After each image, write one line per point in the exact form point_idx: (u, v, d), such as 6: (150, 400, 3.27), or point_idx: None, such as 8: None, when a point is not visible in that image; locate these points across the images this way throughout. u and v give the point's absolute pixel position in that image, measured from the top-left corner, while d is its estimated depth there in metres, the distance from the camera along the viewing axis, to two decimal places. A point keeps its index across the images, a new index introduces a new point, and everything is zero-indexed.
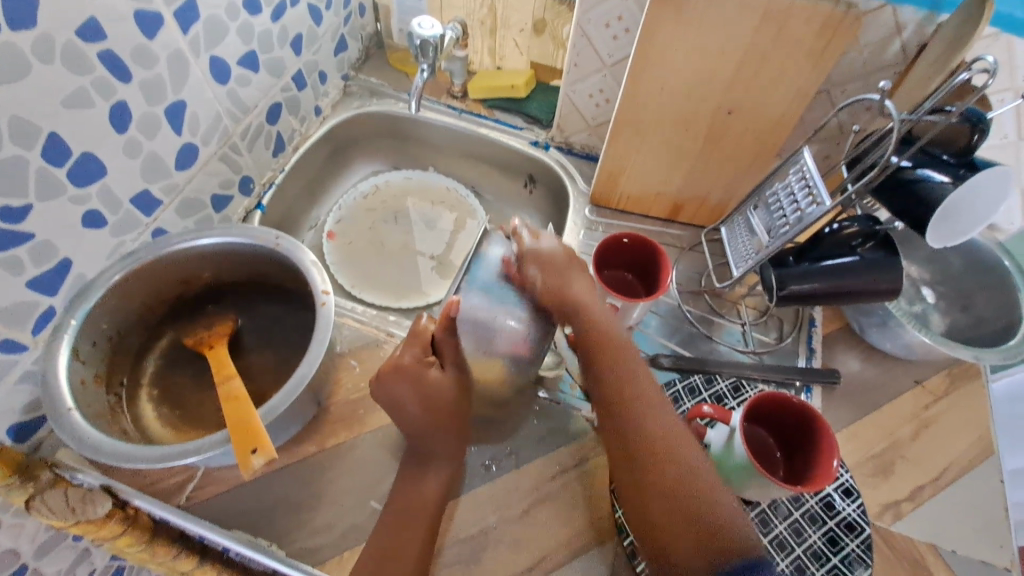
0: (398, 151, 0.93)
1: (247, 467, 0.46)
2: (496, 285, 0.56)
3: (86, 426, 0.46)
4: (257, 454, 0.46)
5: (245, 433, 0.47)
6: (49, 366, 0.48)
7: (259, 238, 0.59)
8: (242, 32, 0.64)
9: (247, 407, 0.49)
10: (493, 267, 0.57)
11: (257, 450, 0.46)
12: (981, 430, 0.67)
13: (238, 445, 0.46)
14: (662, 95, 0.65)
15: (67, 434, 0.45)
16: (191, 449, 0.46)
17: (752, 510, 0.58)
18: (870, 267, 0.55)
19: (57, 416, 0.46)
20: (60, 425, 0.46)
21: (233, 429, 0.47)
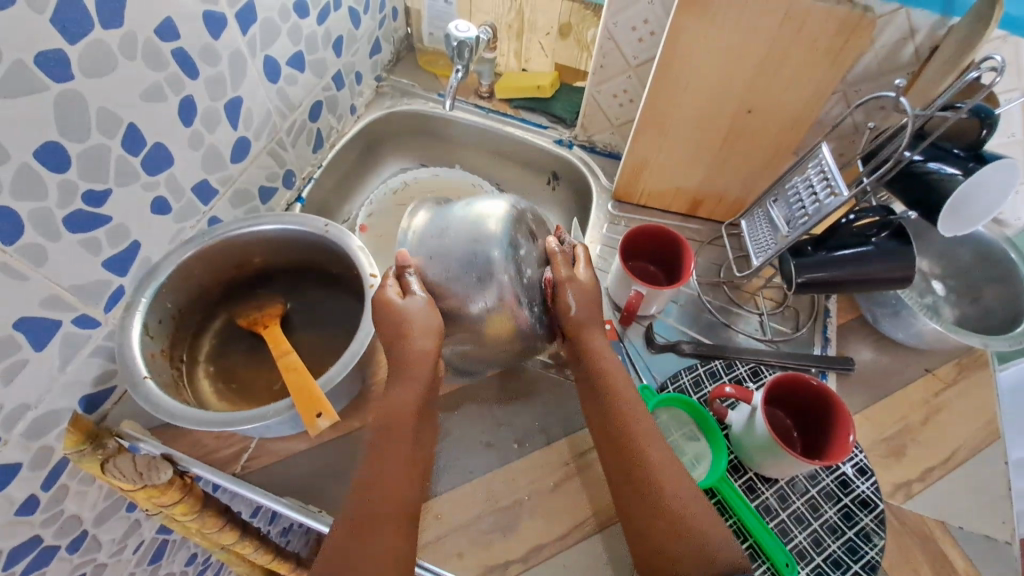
0: (427, 149, 0.96)
1: (314, 427, 0.52)
2: (443, 232, 0.51)
3: (160, 392, 0.51)
4: (322, 417, 0.52)
5: (308, 399, 0.53)
6: (125, 340, 0.52)
7: (309, 225, 0.63)
8: (291, 34, 0.68)
9: (307, 377, 0.55)
10: (431, 223, 0.52)
11: (322, 414, 0.52)
12: (989, 415, 0.70)
13: (303, 408, 0.52)
14: (686, 95, 0.69)
15: (146, 401, 0.50)
16: (253, 416, 0.51)
17: (771, 486, 0.61)
18: (883, 255, 0.58)
19: (134, 384, 0.51)
20: (138, 392, 0.50)
21: (297, 395, 0.53)
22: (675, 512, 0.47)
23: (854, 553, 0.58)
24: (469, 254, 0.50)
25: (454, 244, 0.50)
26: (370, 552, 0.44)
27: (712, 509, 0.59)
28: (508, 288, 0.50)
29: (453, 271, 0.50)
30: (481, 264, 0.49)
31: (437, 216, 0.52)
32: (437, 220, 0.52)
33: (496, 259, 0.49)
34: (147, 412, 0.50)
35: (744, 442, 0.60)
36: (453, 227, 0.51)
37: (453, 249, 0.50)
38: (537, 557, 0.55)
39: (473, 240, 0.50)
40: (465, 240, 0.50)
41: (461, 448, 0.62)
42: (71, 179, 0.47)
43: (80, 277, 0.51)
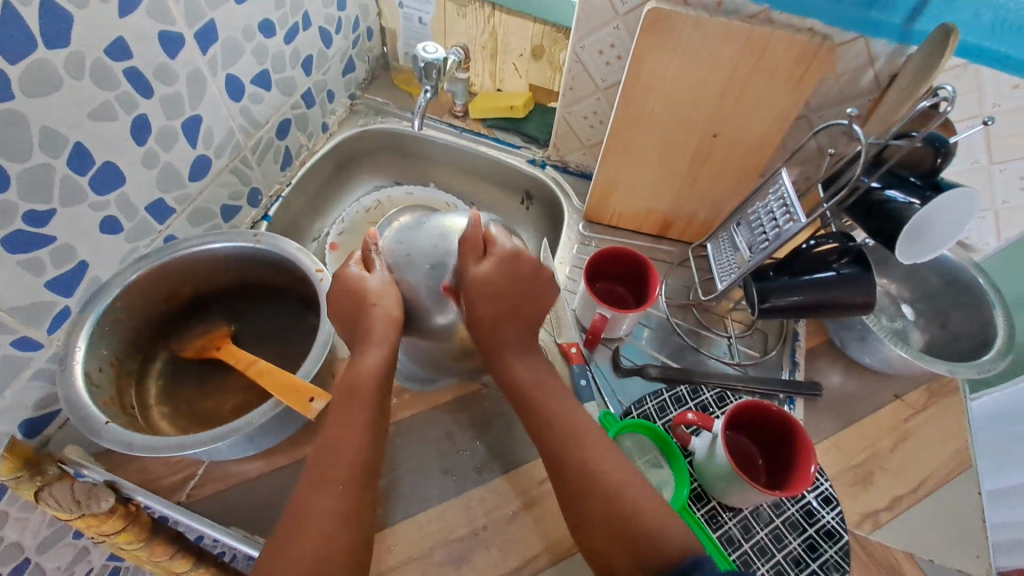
0: (399, 166, 0.96)
1: (310, 412, 0.50)
2: (411, 230, 0.56)
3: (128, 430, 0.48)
4: (316, 400, 0.51)
5: (292, 392, 0.51)
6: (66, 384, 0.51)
7: (237, 241, 0.61)
8: (256, 53, 0.68)
9: (286, 373, 0.53)
10: (404, 225, 0.58)
11: (315, 397, 0.51)
12: (959, 444, 0.69)
13: (293, 400, 0.51)
14: (650, 118, 0.69)
15: (114, 441, 0.47)
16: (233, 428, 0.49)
17: (734, 516, 0.60)
18: (845, 283, 0.58)
19: (95, 430, 0.48)
20: (101, 436, 0.47)
21: (282, 393, 0.52)
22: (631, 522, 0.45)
23: None
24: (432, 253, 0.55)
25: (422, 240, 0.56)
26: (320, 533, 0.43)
27: None
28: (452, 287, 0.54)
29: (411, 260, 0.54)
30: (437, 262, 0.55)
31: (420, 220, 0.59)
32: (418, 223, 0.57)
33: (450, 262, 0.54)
34: (118, 451, 0.47)
35: (708, 471, 0.59)
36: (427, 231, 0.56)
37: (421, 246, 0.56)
38: None
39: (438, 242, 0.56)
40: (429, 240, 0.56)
41: (417, 476, 0.60)
42: (10, 200, 0.46)
43: (21, 299, 0.49)
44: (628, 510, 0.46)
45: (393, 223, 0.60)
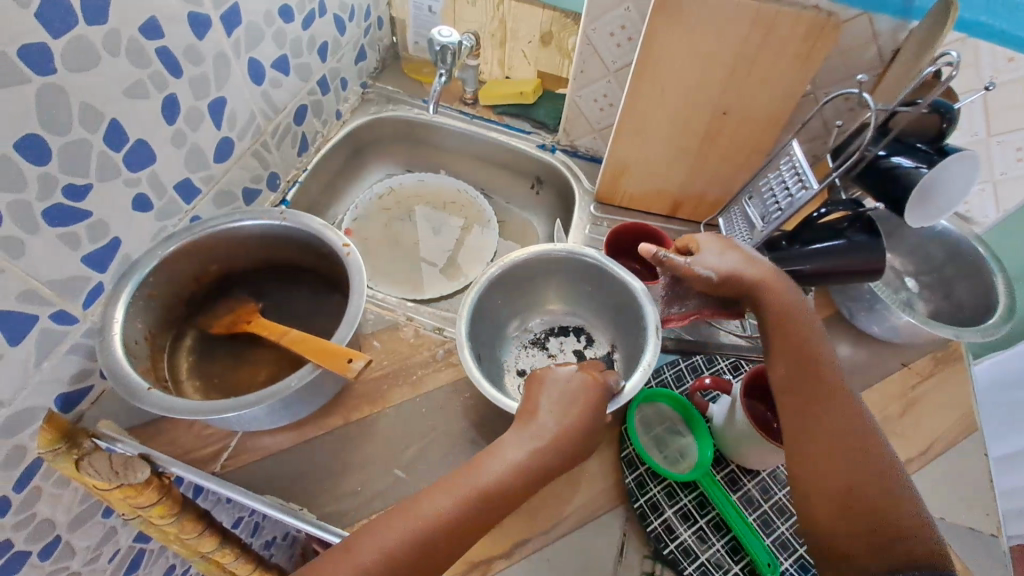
0: (412, 155, 0.99)
1: (348, 371, 0.51)
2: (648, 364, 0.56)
3: (170, 396, 0.49)
4: (354, 360, 0.51)
5: (329, 355, 0.52)
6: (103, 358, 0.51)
7: (263, 217, 0.62)
8: (275, 38, 0.70)
9: (318, 338, 0.54)
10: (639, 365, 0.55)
11: (352, 358, 0.51)
12: (964, 409, 0.71)
13: (333, 362, 0.51)
14: (662, 96, 0.71)
15: (155, 406, 0.49)
16: (268, 393, 0.51)
17: (752, 478, 0.61)
18: (855, 250, 0.59)
19: (138, 396, 0.49)
20: (144, 402, 0.49)
21: (319, 356, 0.52)
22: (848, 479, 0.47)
23: None
24: (609, 340, 0.70)
25: (609, 325, 0.70)
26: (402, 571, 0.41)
27: (694, 502, 0.58)
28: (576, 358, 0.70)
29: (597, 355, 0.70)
30: (603, 349, 0.70)
31: (616, 288, 0.65)
32: (634, 311, 0.64)
33: (553, 305, 0.73)
34: (161, 417, 0.49)
35: (726, 434, 0.60)
36: (559, 270, 0.69)
37: (608, 333, 0.70)
38: (521, 552, 0.55)
39: (588, 311, 0.72)
40: (600, 325, 0.71)
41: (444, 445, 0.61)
42: (51, 173, 0.47)
43: (59, 273, 0.50)
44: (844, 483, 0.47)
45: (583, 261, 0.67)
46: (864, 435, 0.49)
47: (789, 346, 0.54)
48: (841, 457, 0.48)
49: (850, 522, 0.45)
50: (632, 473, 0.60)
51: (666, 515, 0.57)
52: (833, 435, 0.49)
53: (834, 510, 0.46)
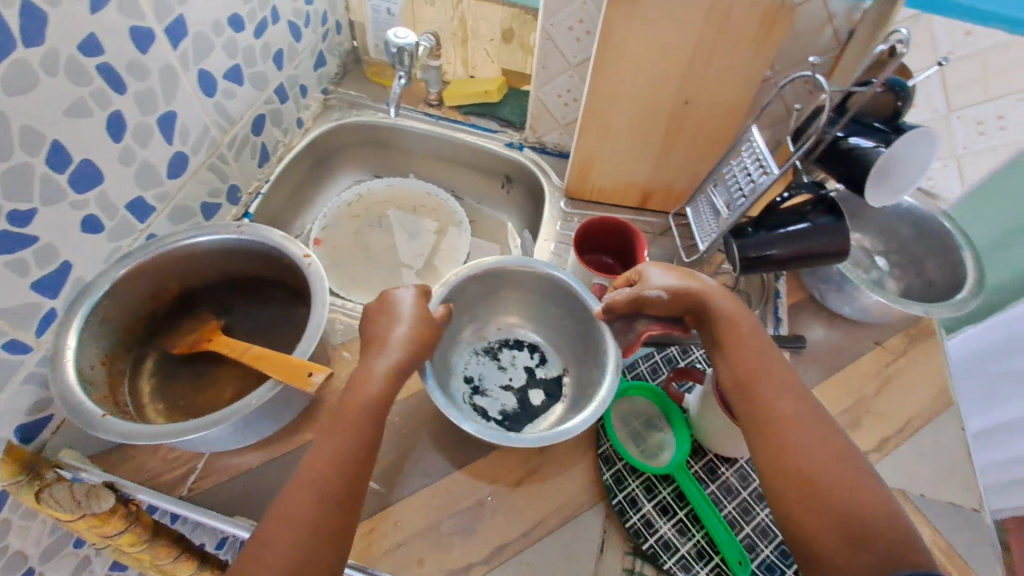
0: (379, 160, 0.97)
1: (309, 386, 0.50)
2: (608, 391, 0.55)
3: (128, 422, 0.48)
4: (313, 374, 0.50)
5: (289, 370, 0.50)
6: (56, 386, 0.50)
7: (221, 232, 0.60)
8: (226, 48, 0.68)
9: (278, 353, 0.52)
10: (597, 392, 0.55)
11: (312, 372, 0.50)
12: (939, 384, 0.71)
13: (291, 377, 0.50)
14: (623, 88, 0.70)
15: (112, 434, 0.47)
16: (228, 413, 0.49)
17: (731, 466, 0.61)
18: (821, 233, 0.59)
19: (93, 425, 0.47)
20: (100, 429, 0.47)
21: (279, 372, 0.51)
22: (821, 487, 0.44)
23: None
24: (561, 361, 0.69)
25: (565, 346, 0.69)
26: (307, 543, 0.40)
27: (673, 494, 0.58)
28: (527, 374, 0.69)
29: (546, 375, 0.69)
30: (554, 370, 0.69)
31: (576, 309, 0.64)
32: (591, 333, 0.62)
33: (512, 316, 0.72)
34: (119, 444, 0.47)
35: (701, 425, 0.60)
36: (522, 283, 0.67)
37: (563, 356, 0.69)
38: (501, 557, 0.54)
39: (547, 329, 0.71)
40: (556, 345, 0.70)
41: (419, 453, 0.60)
42: None
43: (7, 301, 0.49)
44: (824, 495, 0.44)
45: (545, 275, 0.65)
46: (833, 435, 0.47)
47: (738, 347, 0.52)
48: (807, 464, 0.45)
49: (835, 536, 0.42)
50: (609, 470, 0.59)
51: (645, 510, 0.57)
52: (789, 433, 0.47)
53: (818, 528, 0.43)
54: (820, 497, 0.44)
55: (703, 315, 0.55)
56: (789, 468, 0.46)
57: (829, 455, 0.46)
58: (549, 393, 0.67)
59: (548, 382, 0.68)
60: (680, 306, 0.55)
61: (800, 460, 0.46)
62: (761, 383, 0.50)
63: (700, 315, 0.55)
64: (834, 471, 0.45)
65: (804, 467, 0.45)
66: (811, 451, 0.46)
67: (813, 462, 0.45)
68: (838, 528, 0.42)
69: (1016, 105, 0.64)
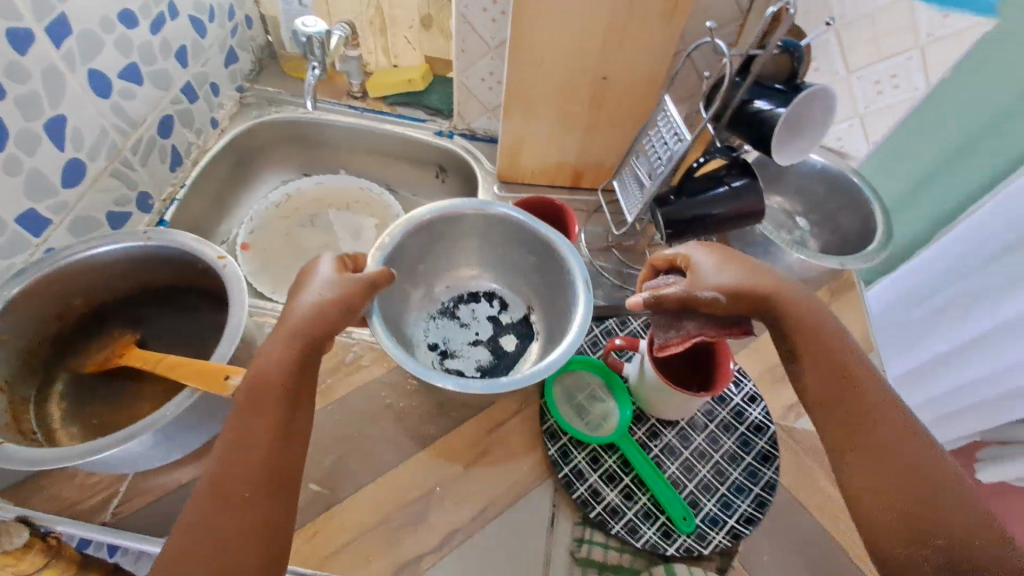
0: (306, 158, 0.94)
1: (227, 390, 0.47)
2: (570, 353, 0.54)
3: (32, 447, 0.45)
4: (231, 377, 0.48)
5: (206, 376, 0.48)
6: None
7: (125, 239, 0.56)
8: (120, 46, 0.64)
9: (195, 360, 0.50)
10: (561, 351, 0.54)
11: (230, 374, 0.48)
12: (861, 332, 0.75)
13: (209, 383, 0.48)
14: (542, 67, 0.70)
15: (15, 460, 0.44)
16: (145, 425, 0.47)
17: (672, 429, 0.63)
18: (736, 195, 0.62)
19: None
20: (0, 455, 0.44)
21: (196, 378, 0.48)
22: (909, 490, 0.42)
23: (754, 476, 0.60)
24: (521, 302, 0.73)
25: (521, 286, 0.72)
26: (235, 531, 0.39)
27: (618, 461, 0.59)
28: (491, 324, 0.71)
29: (512, 318, 0.72)
30: (517, 311, 0.73)
31: (530, 246, 0.66)
32: (548, 264, 0.65)
33: (464, 270, 0.73)
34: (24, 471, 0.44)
35: (640, 390, 0.62)
36: (464, 232, 0.68)
37: (521, 295, 0.73)
38: (452, 544, 0.54)
39: (500, 274, 0.73)
40: (512, 288, 0.73)
41: (361, 450, 0.59)
42: None
43: None
44: (911, 497, 0.42)
45: (490, 217, 0.66)
46: (917, 440, 0.44)
47: (813, 346, 0.49)
48: (896, 462, 0.43)
49: (897, 535, 0.41)
50: (555, 445, 0.60)
51: (591, 480, 0.58)
52: (879, 430, 0.45)
53: (891, 531, 0.41)
54: (903, 498, 0.42)
55: (761, 311, 0.51)
56: (870, 466, 0.44)
57: (919, 458, 0.43)
58: (517, 332, 0.71)
59: (512, 323, 0.71)
60: (737, 302, 0.51)
61: (886, 458, 0.44)
62: (856, 378, 0.48)
63: (760, 312, 0.51)
64: (923, 477, 0.42)
65: (891, 465, 0.43)
66: (903, 451, 0.44)
67: (900, 462, 0.43)
68: (903, 528, 0.41)
69: (911, 68, 0.69)
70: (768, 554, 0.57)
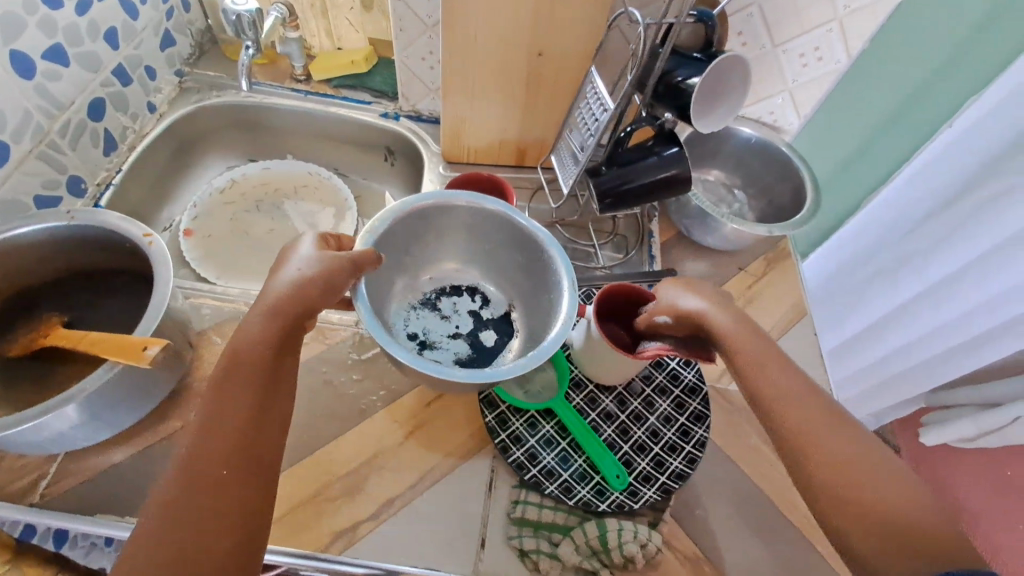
0: (251, 143, 0.93)
1: (143, 360, 0.48)
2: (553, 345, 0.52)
3: None
4: (149, 347, 0.48)
5: (124, 349, 0.49)
6: None
7: (47, 220, 0.56)
8: (43, 26, 0.63)
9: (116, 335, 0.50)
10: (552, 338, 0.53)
11: (149, 345, 0.48)
12: (794, 299, 0.78)
13: (127, 354, 0.48)
14: (477, 44, 0.71)
15: None
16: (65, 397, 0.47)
17: (610, 394, 0.64)
18: (665, 164, 0.64)
19: None
20: None
21: (115, 351, 0.49)
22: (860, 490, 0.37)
23: (687, 435, 0.62)
24: (505, 298, 0.70)
25: (506, 283, 0.70)
26: (205, 521, 0.34)
27: (555, 426, 0.61)
28: (473, 318, 0.69)
29: (492, 314, 0.70)
30: (499, 308, 0.70)
31: (517, 238, 0.64)
32: (534, 259, 0.64)
33: (447, 262, 0.71)
34: None
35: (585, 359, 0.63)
36: (453, 223, 0.66)
37: (504, 290, 0.71)
38: (388, 511, 0.55)
39: (483, 267, 0.71)
40: (496, 283, 0.71)
41: (299, 425, 0.59)
42: None
43: None
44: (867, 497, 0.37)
45: (483, 212, 0.64)
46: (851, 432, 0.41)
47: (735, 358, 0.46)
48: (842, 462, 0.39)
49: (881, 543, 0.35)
50: (492, 413, 0.61)
51: (528, 445, 0.59)
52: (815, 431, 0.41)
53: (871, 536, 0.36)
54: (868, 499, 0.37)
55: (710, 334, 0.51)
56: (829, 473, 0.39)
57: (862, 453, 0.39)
58: (497, 330, 0.69)
59: (493, 322, 0.69)
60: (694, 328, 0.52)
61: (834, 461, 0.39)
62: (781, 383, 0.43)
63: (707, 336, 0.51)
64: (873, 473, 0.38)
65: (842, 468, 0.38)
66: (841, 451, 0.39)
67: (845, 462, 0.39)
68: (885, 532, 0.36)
69: (831, 40, 0.72)
70: (700, 508, 0.59)
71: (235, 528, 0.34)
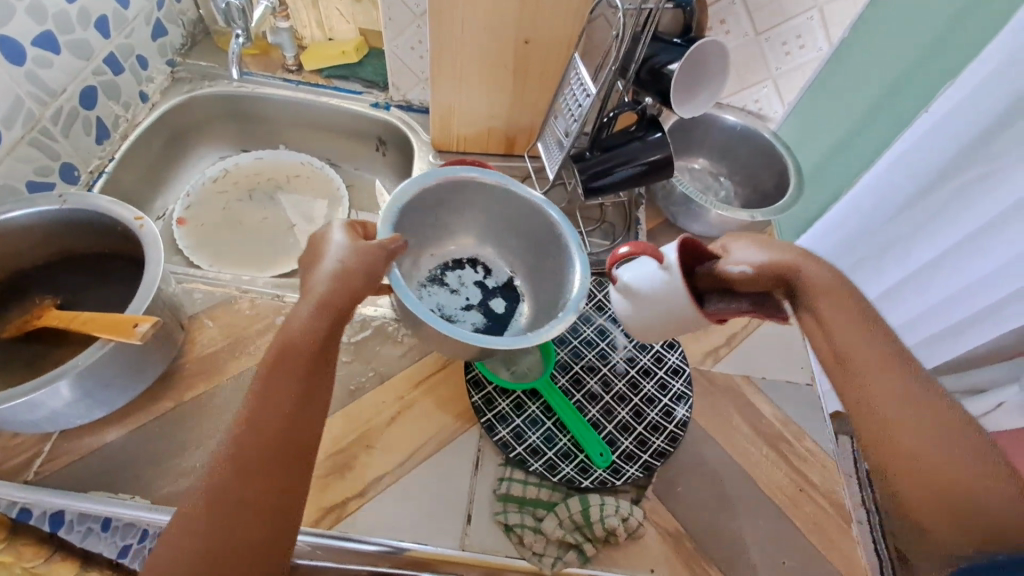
0: (243, 133, 0.94)
1: (134, 336, 0.49)
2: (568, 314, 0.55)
3: None
4: (140, 324, 0.49)
5: (115, 326, 0.50)
6: None
7: (40, 205, 0.57)
8: (33, 13, 0.64)
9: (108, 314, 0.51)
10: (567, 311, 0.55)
11: (139, 322, 0.50)
12: None
13: (118, 331, 0.50)
14: (464, 33, 0.72)
15: None
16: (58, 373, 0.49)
17: (595, 375, 0.66)
18: (648, 147, 0.65)
19: None
20: None
21: (107, 328, 0.50)
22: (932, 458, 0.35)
23: (669, 415, 0.63)
24: (508, 265, 0.72)
25: (507, 251, 0.72)
26: (254, 503, 0.37)
27: (541, 407, 0.62)
28: (479, 288, 0.71)
29: (498, 282, 0.72)
30: (502, 275, 0.72)
31: (528, 217, 0.66)
32: (537, 228, 0.66)
33: (455, 235, 0.71)
34: None
35: None
36: (457, 199, 0.67)
37: (506, 259, 0.72)
38: (377, 488, 0.56)
39: (485, 239, 0.72)
40: (495, 252, 0.73)
41: None
42: None
43: None
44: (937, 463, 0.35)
45: (489, 186, 0.65)
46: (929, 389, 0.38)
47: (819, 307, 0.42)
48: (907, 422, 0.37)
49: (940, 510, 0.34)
50: (478, 393, 0.62)
51: (514, 424, 0.60)
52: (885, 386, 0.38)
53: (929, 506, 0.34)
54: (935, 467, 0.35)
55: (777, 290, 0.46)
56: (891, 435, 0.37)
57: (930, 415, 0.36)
58: (503, 297, 0.71)
59: (496, 288, 0.71)
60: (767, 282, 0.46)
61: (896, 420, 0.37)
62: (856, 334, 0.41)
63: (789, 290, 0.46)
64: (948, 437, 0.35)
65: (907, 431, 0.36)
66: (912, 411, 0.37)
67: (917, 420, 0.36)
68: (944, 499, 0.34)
69: None
70: (682, 485, 0.61)
71: (263, 524, 0.36)
